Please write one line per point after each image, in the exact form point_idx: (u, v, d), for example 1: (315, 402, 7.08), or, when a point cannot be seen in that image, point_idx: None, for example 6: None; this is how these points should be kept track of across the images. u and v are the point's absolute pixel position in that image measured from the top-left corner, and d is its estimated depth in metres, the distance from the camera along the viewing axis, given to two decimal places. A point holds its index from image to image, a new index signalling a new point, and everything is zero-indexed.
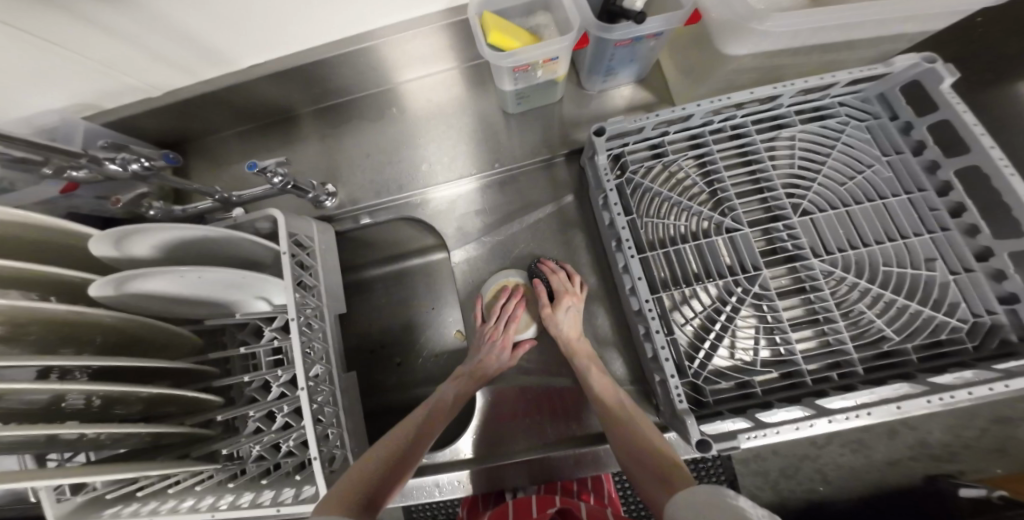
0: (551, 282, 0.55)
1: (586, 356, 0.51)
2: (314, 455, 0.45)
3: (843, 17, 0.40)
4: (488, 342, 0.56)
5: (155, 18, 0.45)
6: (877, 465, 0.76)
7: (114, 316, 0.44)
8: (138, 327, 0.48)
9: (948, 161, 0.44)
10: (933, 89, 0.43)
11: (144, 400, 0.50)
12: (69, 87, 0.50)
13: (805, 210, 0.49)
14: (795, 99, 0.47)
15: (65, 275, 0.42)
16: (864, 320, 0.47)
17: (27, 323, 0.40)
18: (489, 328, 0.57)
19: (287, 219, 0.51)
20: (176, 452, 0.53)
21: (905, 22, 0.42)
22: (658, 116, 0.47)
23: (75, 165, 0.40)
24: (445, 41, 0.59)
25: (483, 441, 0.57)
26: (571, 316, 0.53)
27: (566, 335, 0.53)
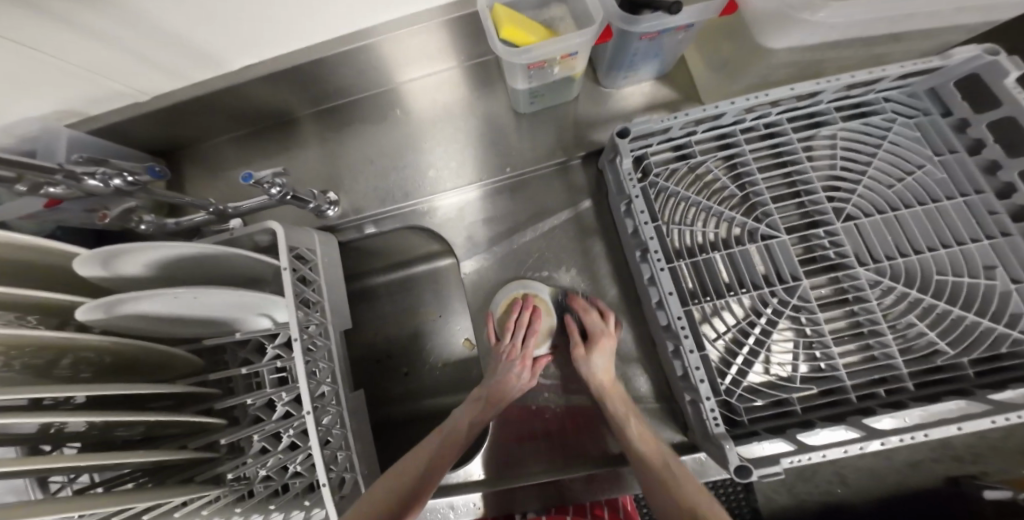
0: (586, 322, 0.51)
1: (622, 402, 0.48)
2: (324, 483, 0.42)
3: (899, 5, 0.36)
4: (505, 362, 0.53)
5: (143, 20, 0.41)
6: (897, 467, 0.71)
7: (105, 340, 0.41)
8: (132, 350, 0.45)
9: (1010, 161, 0.38)
10: (995, 84, 0.37)
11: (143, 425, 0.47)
12: (52, 95, 0.46)
13: (848, 214, 0.45)
14: (837, 94, 0.42)
15: (49, 298, 0.39)
16: (913, 332, 0.44)
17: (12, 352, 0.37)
18: (506, 346, 0.53)
19: (287, 232, 0.47)
20: (178, 476, 0.51)
21: (968, 9, 0.37)
22: (687, 115, 0.42)
23: (53, 183, 0.35)
24: (450, 37, 0.54)
25: (497, 461, 0.54)
26: (605, 362, 0.49)
27: (601, 383, 0.49)
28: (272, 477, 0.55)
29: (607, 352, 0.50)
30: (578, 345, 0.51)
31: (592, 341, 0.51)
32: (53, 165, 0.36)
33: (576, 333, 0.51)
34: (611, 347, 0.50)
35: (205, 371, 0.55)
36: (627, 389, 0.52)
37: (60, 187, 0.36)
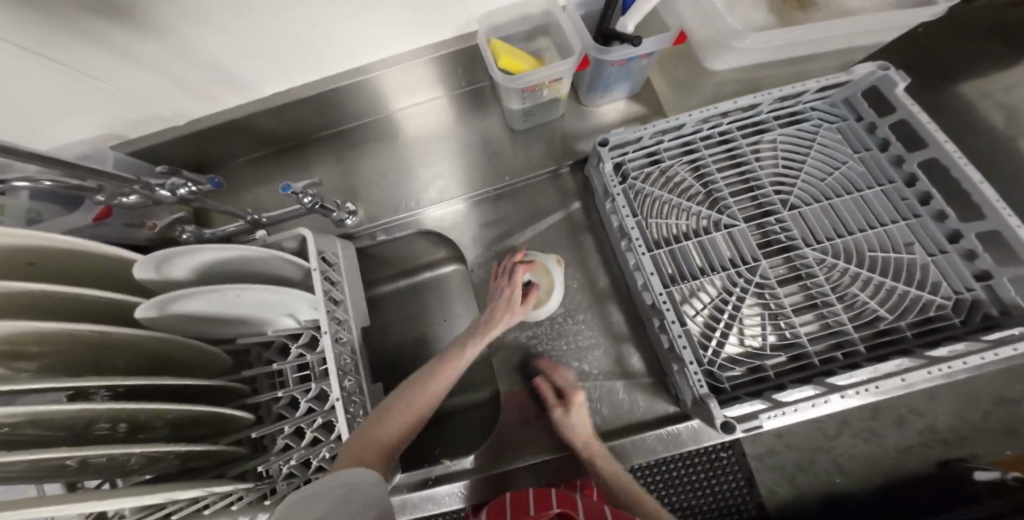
0: (557, 380, 0.57)
1: (597, 447, 0.52)
2: None
3: (824, 30, 0.43)
4: (496, 290, 0.58)
5: (180, 46, 0.47)
6: (889, 453, 0.77)
7: (147, 336, 0.45)
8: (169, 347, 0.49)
9: (911, 155, 0.48)
10: (890, 94, 0.47)
11: (173, 420, 0.50)
12: (101, 117, 0.53)
13: (792, 205, 0.53)
14: (773, 106, 0.52)
15: (100, 295, 0.43)
16: (858, 302, 0.51)
17: (63, 345, 0.41)
18: (497, 280, 0.59)
19: (315, 237, 0.54)
20: (211, 473, 0.55)
21: (870, 36, 0.45)
22: (655, 126, 0.51)
23: (125, 193, 0.41)
24: (449, 67, 0.63)
25: (489, 451, 0.58)
26: (580, 417, 0.53)
27: (579, 436, 0.52)
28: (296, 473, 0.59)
29: (581, 408, 0.53)
30: (556, 402, 0.54)
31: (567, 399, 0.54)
32: (129, 176, 0.40)
33: (550, 394, 0.55)
34: (583, 406, 0.54)
35: (231, 372, 0.60)
36: (623, 367, 0.58)
37: (131, 196, 0.42)
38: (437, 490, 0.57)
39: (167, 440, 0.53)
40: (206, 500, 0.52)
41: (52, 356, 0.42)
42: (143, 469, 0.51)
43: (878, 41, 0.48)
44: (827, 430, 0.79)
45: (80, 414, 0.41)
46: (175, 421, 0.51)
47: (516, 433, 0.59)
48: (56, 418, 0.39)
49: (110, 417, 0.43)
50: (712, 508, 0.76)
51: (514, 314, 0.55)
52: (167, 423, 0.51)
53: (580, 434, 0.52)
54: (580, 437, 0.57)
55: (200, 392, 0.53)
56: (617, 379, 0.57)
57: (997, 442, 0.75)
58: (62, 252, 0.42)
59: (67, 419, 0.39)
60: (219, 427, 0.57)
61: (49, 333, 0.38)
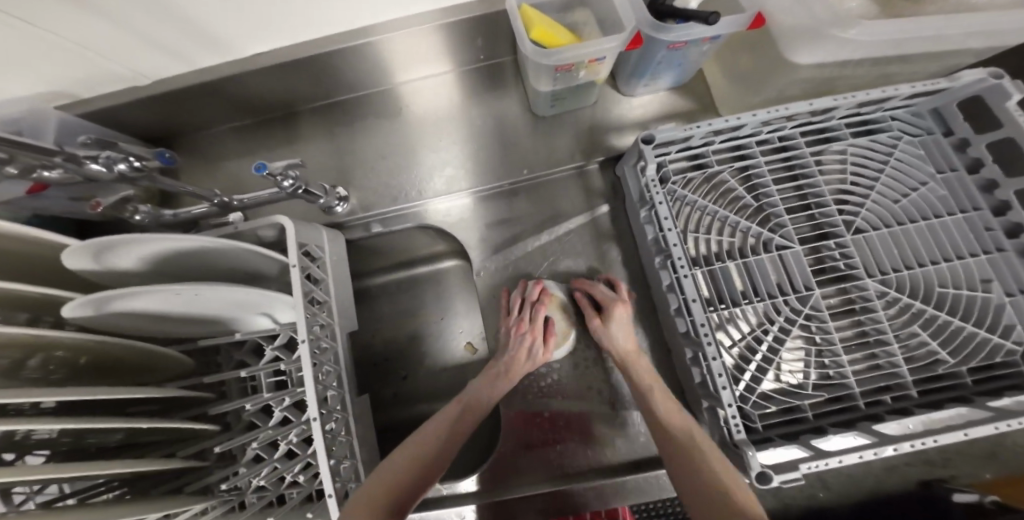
0: (593, 293, 0.52)
1: (645, 367, 0.48)
2: (329, 492, 0.39)
3: (940, 26, 0.35)
4: (515, 336, 0.51)
5: None
6: (881, 474, 0.72)
7: (86, 340, 0.37)
8: (117, 349, 0.41)
9: (1007, 181, 0.41)
10: (997, 107, 0.39)
11: (125, 431, 0.43)
12: (48, 74, 0.43)
13: (856, 227, 0.47)
14: (849, 111, 0.44)
15: (26, 291, 0.35)
16: (916, 341, 0.45)
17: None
18: (514, 321, 0.52)
19: (297, 227, 0.45)
20: (168, 486, 0.47)
21: (988, 35, 0.37)
22: (711, 125, 0.43)
23: (47, 166, 0.34)
24: (466, 36, 0.53)
25: (486, 475, 0.52)
26: (622, 328, 0.49)
27: (620, 349, 0.48)
28: (268, 487, 0.52)
29: (623, 318, 0.49)
30: (593, 317, 0.50)
31: (604, 313, 0.50)
32: (51, 147, 0.33)
33: (587, 305, 0.51)
34: (626, 314, 0.49)
35: (194, 374, 0.52)
36: None
37: (55, 169, 0.34)
38: (425, 516, 0.51)
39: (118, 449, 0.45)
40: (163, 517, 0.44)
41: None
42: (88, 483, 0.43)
43: (992, 44, 0.40)
44: None
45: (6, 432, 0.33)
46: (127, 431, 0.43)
47: (518, 459, 0.53)
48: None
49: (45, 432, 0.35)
50: None
51: (535, 363, 0.51)
52: (121, 432, 0.43)
53: (623, 346, 0.49)
54: (591, 468, 0.52)
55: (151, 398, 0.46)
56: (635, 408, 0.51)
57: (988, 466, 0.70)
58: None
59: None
60: (179, 433, 0.50)
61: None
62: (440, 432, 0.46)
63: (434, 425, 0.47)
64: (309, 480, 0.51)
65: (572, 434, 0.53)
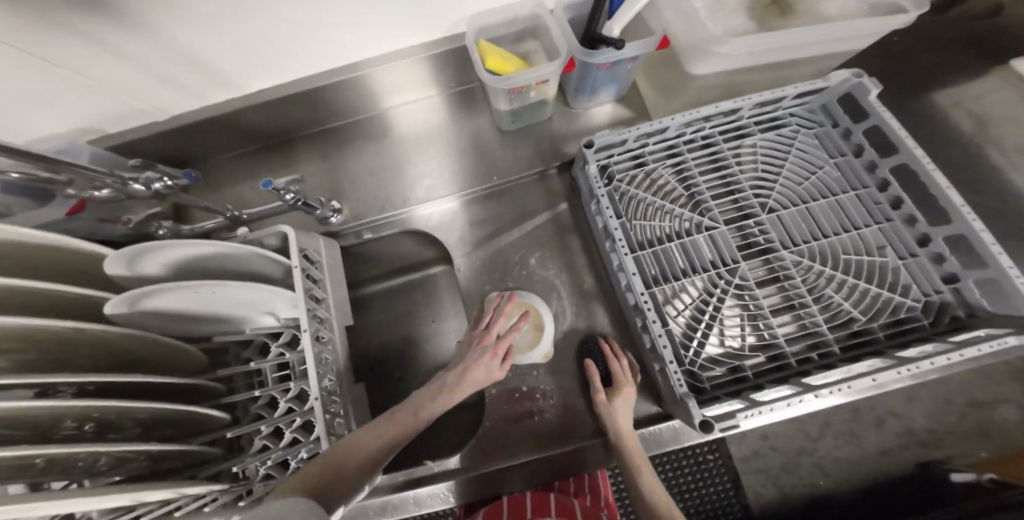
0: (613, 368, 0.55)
1: (636, 448, 0.51)
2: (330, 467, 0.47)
3: (801, 38, 0.44)
4: (478, 348, 0.54)
5: (166, 42, 0.46)
6: (870, 456, 0.75)
7: (118, 334, 0.44)
8: (139, 345, 0.48)
9: (883, 161, 0.50)
10: (864, 101, 0.49)
11: (144, 421, 0.49)
12: (81, 109, 0.52)
13: (771, 208, 0.55)
14: (752, 112, 0.54)
15: (67, 291, 0.42)
16: (833, 303, 0.52)
17: (26, 346, 0.39)
18: (479, 334, 0.56)
19: (297, 234, 0.53)
20: (184, 474, 0.53)
21: (844, 43, 0.47)
22: (639, 129, 0.52)
23: (97, 187, 0.41)
24: (439, 67, 0.63)
25: (473, 451, 0.58)
26: (622, 408, 0.52)
27: (617, 427, 0.51)
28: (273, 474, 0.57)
29: (626, 398, 0.53)
30: (598, 390, 0.54)
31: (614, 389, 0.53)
32: (103, 169, 0.40)
33: (597, 378, 0.54)
34: (631, 395, 0.53)
35: (207, 372, 0.58)
36: (608, 368, 0.58)
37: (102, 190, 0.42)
38: (419, 492, 0.56)
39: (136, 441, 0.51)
40: (177, 502, 0.50)
41: (14, 365, 0.40)
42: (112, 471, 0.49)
43: (853, 49, 0.49)
44: (810, 432, 0.77)
45: (45, 417, 0.39)
46: (142, 422, 0.49)
47: (501, 434, 0.58)
48: (15, 421, 0.37)
49: (76, 416, 0.41)
50: (700, 511, 0.73)
51: (490, 379, 0.52)
52: (138, 425, 0.49)
53: (619, 425, 0.52)
54: (567, 438, 0.58)
55: (168, 391, 0.52)
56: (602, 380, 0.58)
57: (972, 443, 0.74)
58: (28, 247, 0.40)
59: (28, 417, 0.37)
60: (191, 427, 0.56)
61: (12, 334, 0.37)
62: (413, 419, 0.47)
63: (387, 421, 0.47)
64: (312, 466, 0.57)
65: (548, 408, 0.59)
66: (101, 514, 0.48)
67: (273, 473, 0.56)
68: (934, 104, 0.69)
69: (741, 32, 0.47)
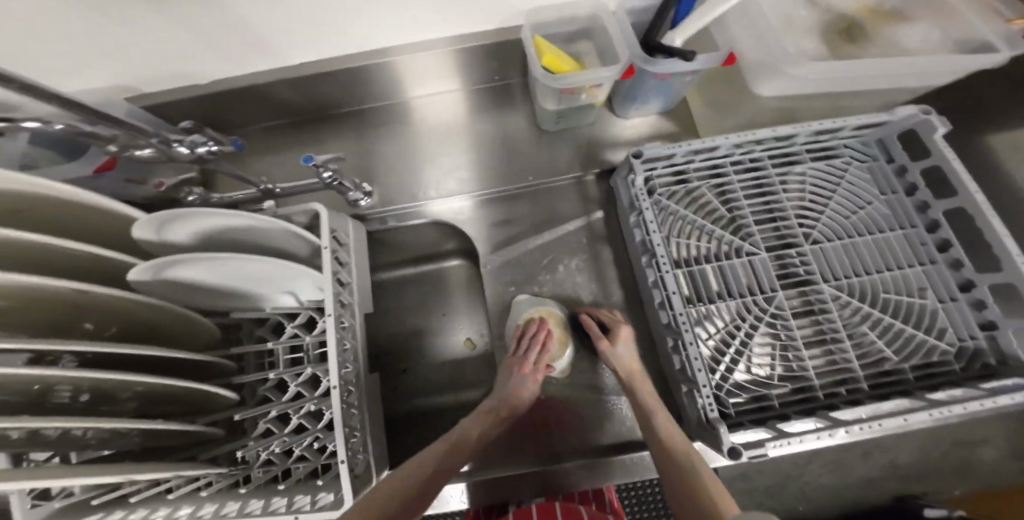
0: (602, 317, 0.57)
1: (645, 385, 0.52)
2: (342, 459, 0.46)
3: (873, 71, 0.44)
4: (518, 375, 0.53)
5: (223, 12, 0.45)
6: (857, 485, 0.73)
7: (123, 300, 0.41)
8: (145, 314, 0.45)
9: (937, 203, 0.50)
10: (928, 138, 0.48)
11: (140, 395, 0.46)
12: (121, 67, 0.50)
13: (815, 239, 0.54)
14: (807, 140, 0.53)
15: (78, 252, 0.39)
16: (867, 340, 0.51)
17: (24, 309, 0.37)
18: (518, 360, 0.54)
19: (329, 214, 0.52)
20: (182, 455, 0.53)
21: (915, 78, 0.46)
22: (690, 145, 0.51)
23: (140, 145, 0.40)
24: (488, 60, 0.62)
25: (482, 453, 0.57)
26: (627, 352, 0.54)
27: (627, 368, 0.52)
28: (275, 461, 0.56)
29: (628, 342, 0.54)
30: (601, 337, 0.54)
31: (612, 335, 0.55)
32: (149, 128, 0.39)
33: (596, 327, 0.55)
34: (631, 341, 0.55)
35: (218, 347, 0.57)
36: None
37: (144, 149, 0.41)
38: None
39: (134, 413, 0.49)
40: (169, 484, 0.50)
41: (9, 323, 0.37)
42: (104, 444, 0.46)
43: (922, 85, 0.49)
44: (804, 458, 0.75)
45: (39, 385, 0.37)
46: (139, 395, 0.46)
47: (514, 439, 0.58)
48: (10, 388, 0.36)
49: (66, 385, 0.39)
50: None
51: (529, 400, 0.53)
52: (135, 399, 0.47)
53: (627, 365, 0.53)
54: (581, 448, 0.57)
55: (170, 365, 0.50)
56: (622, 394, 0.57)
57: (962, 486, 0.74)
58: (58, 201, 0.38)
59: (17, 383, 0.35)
60: (194, 405, 0.54)
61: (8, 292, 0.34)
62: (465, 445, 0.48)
63: (431, 451, 0.47)
64: (314, 455, 0.55)
65: (562, 418, 0.58)
66: (82, 491, 0.47)
67: (274, 459, 0.56)
68: None
69: (813, 56, 0.46)
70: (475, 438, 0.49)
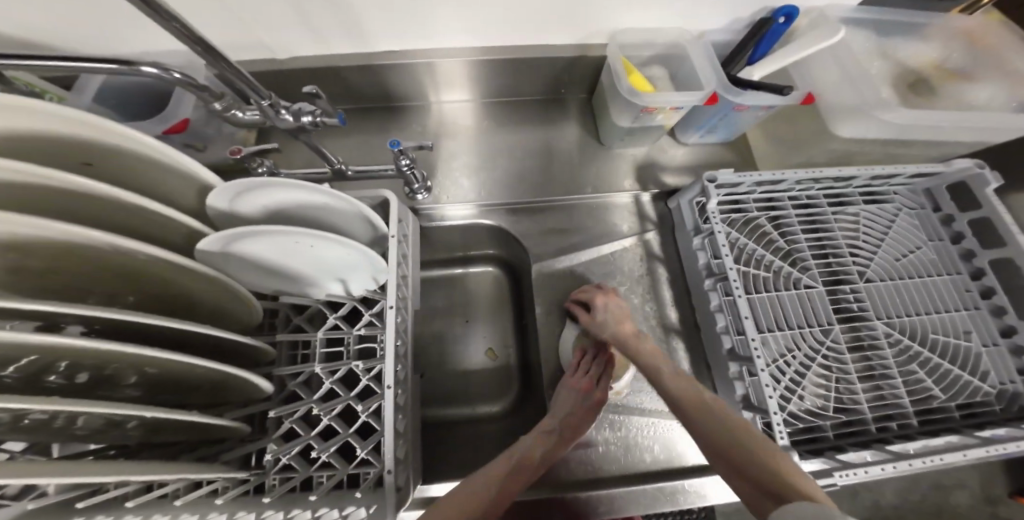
0: (584, 294, 0.57)
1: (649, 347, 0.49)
2: (388, 470, 0.40)
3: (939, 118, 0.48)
4: (581, 394, 0.52)
5: None
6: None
7: (157, 262, 0.37)
8: (169, 287, 0.41)
9: (984, 251, 0.54)
10: (980, 190, 0.53)
11: (142, 383, 0.41)
12: (209, 22, 0.49)
13: (867, 277, 0.56)
14: (864, 183, 0.56)
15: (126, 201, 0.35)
16: (915, 379, 0.53)
17: (51, 267, 0.34)
18: (578, 380, 0.53)
19: (397, 203, 0.50)
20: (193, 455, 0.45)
21: (980, 130, 0.49)
22: (761, 175, 0.53)
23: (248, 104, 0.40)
24: (561, 73, 0.64)
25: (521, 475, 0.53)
26: (612, 311, 0.53)
27: (614, 330, 0.52)
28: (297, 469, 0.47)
29: (611, 307, 0.54)
30: (583, 314, 0.55)
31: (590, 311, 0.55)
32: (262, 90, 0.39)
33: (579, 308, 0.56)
34: (614, 303, 0.54)
35: (253, 333, 0.52)
36: None
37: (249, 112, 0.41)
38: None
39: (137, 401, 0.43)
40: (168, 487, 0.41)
41: (13, 281, 0.34)
42: (91, 437, 0.39)
43: (981, 140, 0.52)
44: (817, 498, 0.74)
45: (32, 357, 0.31)
46: (143, 384, 0.41)
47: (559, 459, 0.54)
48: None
49: (59, 364, 0.34)
50: None
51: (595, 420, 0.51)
52: (138, 387, 0.41)
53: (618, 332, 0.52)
54: (626, 473, 0.54)
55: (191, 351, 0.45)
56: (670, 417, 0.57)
57: None
58: (119, 150, 0.37)
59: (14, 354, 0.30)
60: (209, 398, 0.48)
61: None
62: (538, 448, 0.47)
63: (501, 457, 0.45)
64: (342, 464, 0.46)
65: (608, 438, 0.55)
66: (58, 492, 0.39)
67: (296, 466, 0.46)
68: None
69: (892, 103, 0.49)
70: (539, 462, 0.46)
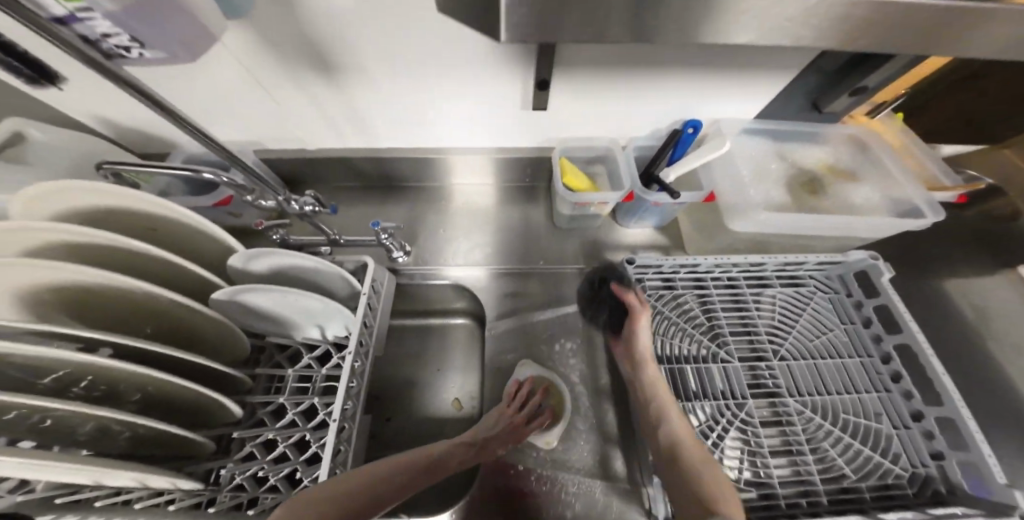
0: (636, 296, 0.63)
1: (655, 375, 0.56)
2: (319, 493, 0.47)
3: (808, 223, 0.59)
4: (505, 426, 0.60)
5: (349, 101, 0.63)
6: None
7: (174, 302, 0.49)
8: (181, 319, 0.52)
9: (888, 336, 0.59)
10: (878, 279, 0.60)
11: (145, 398, 0.51)
12: (259, 126, 0.68)
13: (782, 356, 0.62)
14: (776, 268, 0.66)
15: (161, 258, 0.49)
16: (829, 457, 0.56)
17: (102, 302, 0.47)
18: (509, 414, 0.61)
19: (375, 267, 0.63)
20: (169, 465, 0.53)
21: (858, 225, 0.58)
22: (675, 260, 0.64)
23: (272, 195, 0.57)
24: (527, 168, 0.77)
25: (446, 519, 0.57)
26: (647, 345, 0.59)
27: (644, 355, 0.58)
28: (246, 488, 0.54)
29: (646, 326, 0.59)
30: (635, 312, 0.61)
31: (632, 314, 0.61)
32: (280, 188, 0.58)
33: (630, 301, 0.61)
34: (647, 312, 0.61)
35: (240, 367, 0.63)
36: (605, 467, 0.60)
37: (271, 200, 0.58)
38: None
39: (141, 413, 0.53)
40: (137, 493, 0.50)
41: (73, 310, 0.48)
42: (89, 444, 0.48)
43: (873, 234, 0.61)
44: None
45: (63, 370, 0.43)
46: (142, 400, 0.51)
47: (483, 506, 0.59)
48: (40, 367, 0.42)
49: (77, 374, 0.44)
50: None
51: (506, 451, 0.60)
52: (140, 402, 0.51)
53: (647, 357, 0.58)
54: None
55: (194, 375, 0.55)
56: (597, 478, 0.60)
57: None
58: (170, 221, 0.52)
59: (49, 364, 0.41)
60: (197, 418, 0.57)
61: (68, 277, 0.43)
62: (452, 457, 0.55)
63: (414, 454, 0.53)
64: (286, 488, 0.53)
65: (533, 489, 0.60)
66: (46, 489, 0.48)
67: (246, 485, 0.53)
68: (941, 287, 0.77)
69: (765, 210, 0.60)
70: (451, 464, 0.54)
